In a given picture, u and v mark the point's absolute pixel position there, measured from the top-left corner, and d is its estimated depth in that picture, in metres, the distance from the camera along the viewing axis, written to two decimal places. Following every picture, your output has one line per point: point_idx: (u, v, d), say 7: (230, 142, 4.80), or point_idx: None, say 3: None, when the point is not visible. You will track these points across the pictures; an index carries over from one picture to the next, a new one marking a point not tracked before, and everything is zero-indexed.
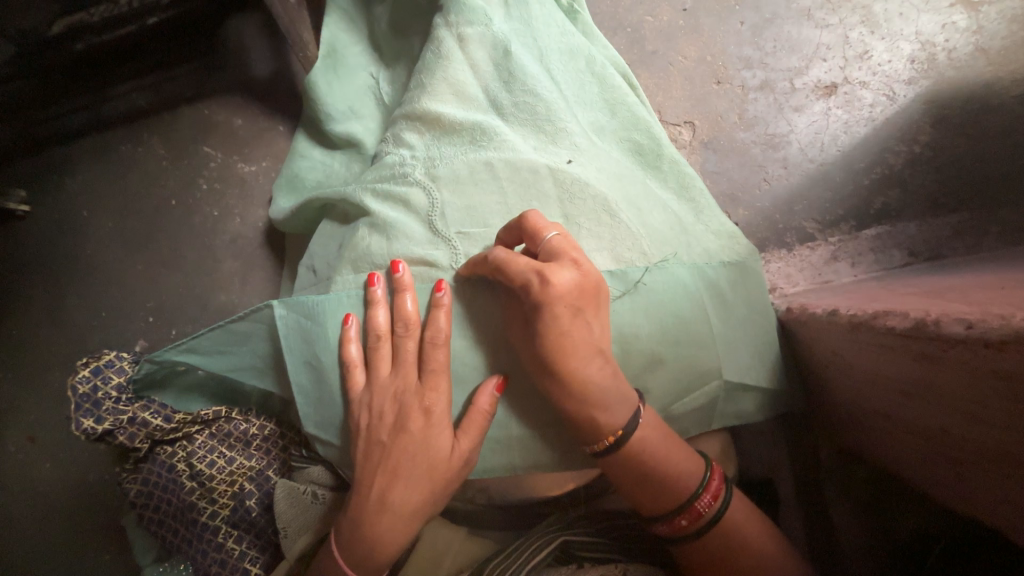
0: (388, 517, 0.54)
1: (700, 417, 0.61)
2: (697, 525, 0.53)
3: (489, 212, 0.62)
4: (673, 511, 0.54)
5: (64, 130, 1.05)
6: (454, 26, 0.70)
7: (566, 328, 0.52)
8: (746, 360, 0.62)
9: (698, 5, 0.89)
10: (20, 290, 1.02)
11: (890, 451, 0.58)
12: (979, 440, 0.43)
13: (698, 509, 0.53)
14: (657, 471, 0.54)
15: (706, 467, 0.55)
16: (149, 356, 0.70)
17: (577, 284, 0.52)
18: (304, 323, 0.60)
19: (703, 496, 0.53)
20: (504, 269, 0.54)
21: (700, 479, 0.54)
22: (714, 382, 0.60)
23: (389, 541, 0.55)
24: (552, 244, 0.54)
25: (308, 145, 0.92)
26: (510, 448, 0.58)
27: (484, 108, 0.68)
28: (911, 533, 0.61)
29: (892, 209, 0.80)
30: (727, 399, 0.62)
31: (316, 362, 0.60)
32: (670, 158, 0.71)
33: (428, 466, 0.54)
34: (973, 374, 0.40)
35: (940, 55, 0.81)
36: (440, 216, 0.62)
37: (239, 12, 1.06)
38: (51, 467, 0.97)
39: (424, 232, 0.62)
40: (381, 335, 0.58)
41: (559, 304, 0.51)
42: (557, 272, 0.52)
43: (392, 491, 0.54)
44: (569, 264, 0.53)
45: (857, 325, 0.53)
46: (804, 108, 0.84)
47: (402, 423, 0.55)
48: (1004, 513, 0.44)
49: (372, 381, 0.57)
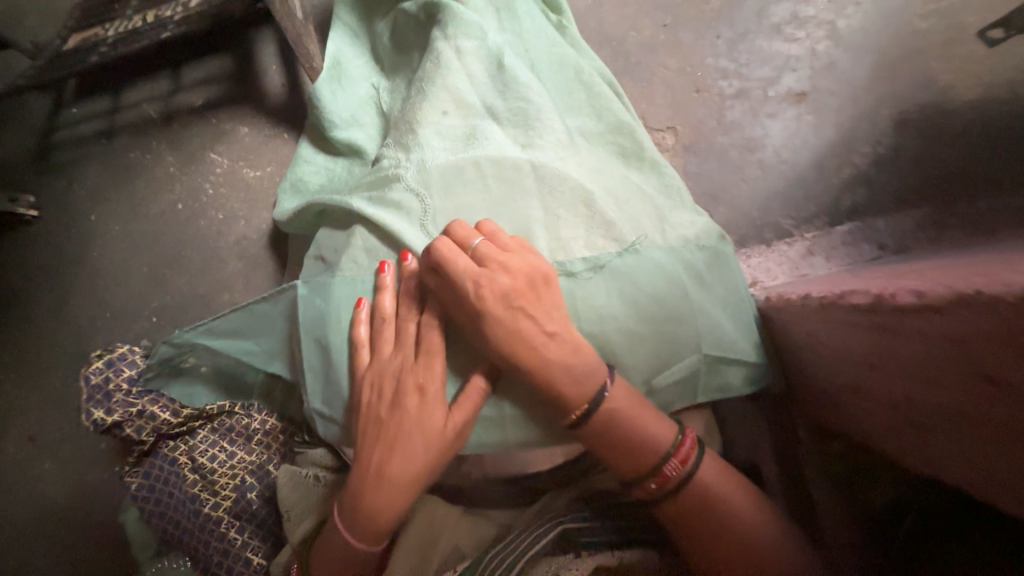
0: (386, 487, 0.57)
1: (683, 390, 0.65)
2: (665, 489, 0.57)
3: (478, 206, 0.67)
4: (645, 474, 0.57)
5: (75, 138, 1.10)
6: (452, 39, 0.75)
7: (510, 326, 0.57)
8: (724, 337, 0.65)
9: (678, 21, 0.95)
10: (26, 293, 1.05)
11: (861, 426, 0.61)
12: (934, 403, 0.46)
13: (666, 474, 0.57)
14: (629, 439, 0.58)
15: (677, 432, 0.59)
16: (167, 339, 0.76)
17: (508, 288, 0.58)
18: (319, 304, 0.64)
19: (672, 460, 0.57)
20: (442, 280, 0.59)
21: (670, 442, 0.58)
22: (692, 357, 0.63)
23: (386, 510, 0.57)
24: (477, 254, 0.59)
25: (312, 152, 0.97)
26: (502, 425, 0.61)
27: (478, 112, 0.73)
28: (884, 503, 0.65)
29: (860, 206, 0.86)
30: (707, 375, 0.65)
31: (325, 341, 0.63)
32: (651, 159, 0.77)
33: (424, 440, 0.57)
34: (925, 341, 0.44)
35: (899, 65, 0.88)
36: (435, 210, 0.67)
37: (246, 27, 1.11)
38: (51, 467, 0.98)
39: (421, 223, 0.66)
40: (390, 319, 0.62)
41: (496, 308, 0.57)
42: (490, 279, 0.58)
43: (391, 463, 0.57)
44: (499, 269, 0.58)
45: (829, 304, 0.57)
46: (777, 114, 0.90)
47: (400, 399, 0.58)
48: (964, 472, 0.48)
49: (375, 360, 0.61)
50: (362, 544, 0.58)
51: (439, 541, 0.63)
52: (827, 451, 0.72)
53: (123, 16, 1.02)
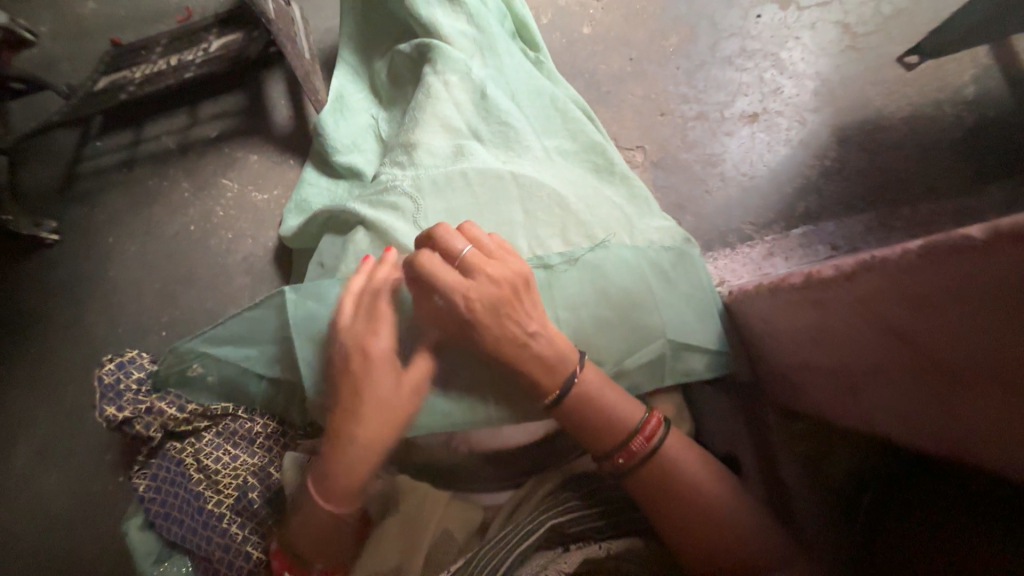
0: (356, 451, 0.62)
1: (652, 373, 0.71)
2: (634, 462, 0.63)
3: (462, 211, 0.75)
4: (614, 450, 0.64)
5: (98, 168, 1.19)
6: (441, 74, 0.85)
7: (496, 331, 0.64)
8: (686, 325, 0.72)
9: (642, 55, 1.08)
10: (43, 310, 1.11)
11: (810, 403, 0.66)
12: (858, 363, 0.53)
13: (632, 450, 0.63)
14: (597, 419, 0.64)
15: (643, 412, 0.65)
16: (171, 348, 0.83)
17: (495, 296, 0.64)
18: (311, 304, 0.69)
19: (638, 437, 0.63)
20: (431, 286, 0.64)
21: (637, 421, 0.64)
22: (658, 342, 0.70)
23: (354, 472, 0.63)
24: (465, 261, 0.65)
25: (316, 175, 1.06)
26: (484, 404, 0.66)
27: (465, 133, 0.83)
28: (847, 477, 0.65)
29: (813, 212, 0.95)
30: (673, 359, 0.71)
31: (317, 336, 0.67)
32: (621, 173, 0.87)
33: (393, 408, 0.63)
34: (845, 306, 0.51)
35: (837, 89, 1.00)
36: (424, 215, 0.75)
37: (258, 68, 1.24)
38: (57, 478, 1.01)
39: (412, 227, 0.74)
40: (359, 296, 0.67)
41: (485, 316, 0.64)
42: (479, 288, 0.64)
43: (361, 429, 0.63)
44: (485, 279, 0.64)
45: (775, 289, 0.64)
46: (733, 133, 1.01)
47: (374, 369, 0.63)
48: (894, 425, 0.53)
49: (352, 330, 0.65)
50: (326, 504, 0.62)
51: (426, 526, 0.66)
52: (790, 433, 0.73)
53: (149, 60, 1.15)
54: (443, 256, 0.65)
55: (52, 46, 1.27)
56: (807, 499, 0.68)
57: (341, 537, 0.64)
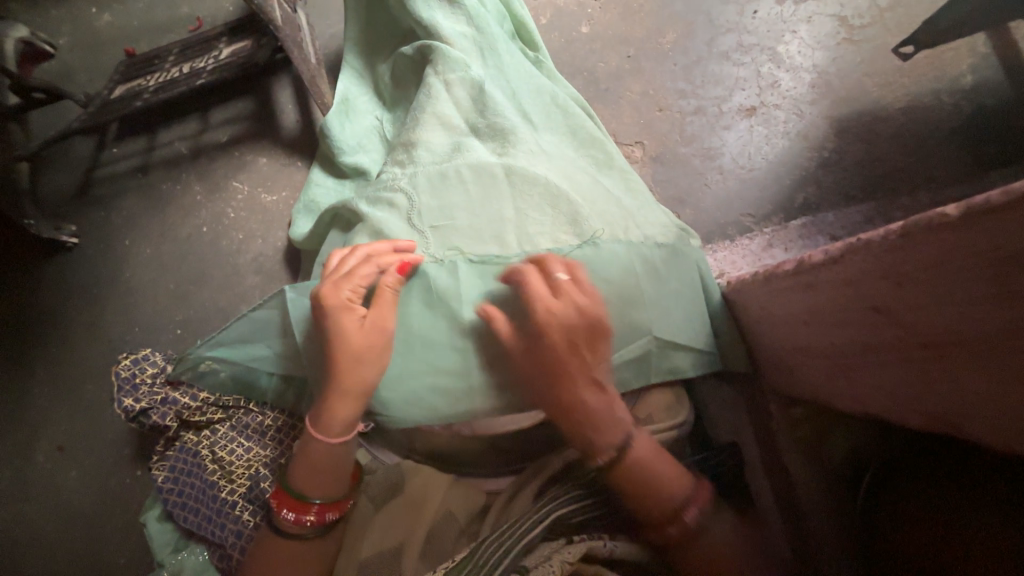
0: (345, 396, 0.68)
1: (639, 369, 0.73)
2: (687, 536, 0.60)
3: (456, 209, 0.76)
4: (664, 521, 0.61)
5: (114, 173, 1.24)
6: (441, 74, 0.87)
7: (567, 355, 0.65)
8: (673, 323, 0.74)
9: (640, 52, 1.09)
10: (63, 312, 1.15)
11: (807, 387, 0.67)
12: (849, 344, 0.54)
13: (686, 523, 0.61)
14: (647, 482, 0.62)
15: (694, 484, 0.63)
16: (180, 356, 0.86)
17: (575, 323, 0.66)
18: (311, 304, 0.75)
19: (691, 509, 0.61)
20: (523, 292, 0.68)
21: (687, 491, 0.62)
22: (644, 339, 0.72)
23: (345, 413, 0.68)
24: (557, 283, 0.68)
25: (323, 176, 1.09)
26: (473, 395, 0.69)
27: (463, 130, 0.85)
28: (843, 458, 0.70)
29: (812, 203, 0.96)
30: (659, 356, 0.74)
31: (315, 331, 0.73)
32: (619, 168, 0.89)
33: (374, 355, 0.68)
34: (834, 289, 0.52)
35: (834, 81, 1.01)
36: (418, 213, 0.77)
37: (267, 74, 1.28)
38: (77, 473, 1.05)
39: (406, 226, 0.76)
40: (335, 267, 0.72)
41: (555, 334, 0.65)
42: (563, 308, 0.66)
43: (350, 376, 0.67)
44: (573, 305, 0.67)
45: (769, 276, 0.65)
46: (731, 126, 1.02)
47: (356, 323, 0.68)
48: (883, 402, 0.55)
49: (332, 290, 0.69)
50: (328, 438, 0.68)
51: (429, 503, 0.68)
52: (788, 418, 0.75)
53: (162, 69, 1.19)
54: (541, 271, 0.69)
55: (69, 57, 1.32)
56: (809, 484, 0.71)
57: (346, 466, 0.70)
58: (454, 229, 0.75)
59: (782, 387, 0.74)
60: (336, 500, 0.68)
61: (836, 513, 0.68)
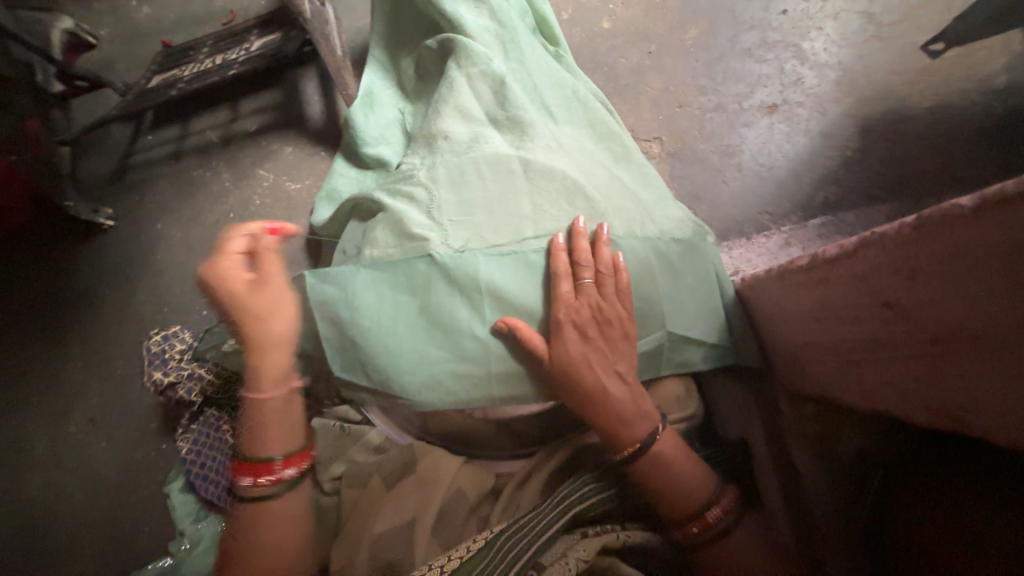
0: (271, 364, 0.72)
1: (651, 362, 0.73)
2: (706, 534, 0.62)
3: (474, 202, 0.76)
4: (685, 519, 0.62)
5: (149, 159, 1.29)
6: (463, 67, 0.89)
7: (617, 350, 0.67)
8: (685, 317, 0.74)
9: (661, 48, 1.09)
10: (96, 290, 1.20)
11: (817, 385, 0.66)
12: (861, 339, 0.53)
13: (708, 520, 0.62)
14: (671, 480, 0.63)
15: (717, 487, 0.64)
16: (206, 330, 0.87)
17: (627, 320, 0.68)
18: (329, 288, 0.70)
19: (713, 509, 0.62)
20: (587, 285, 0.68)
21: (711, 494, 0.63)
22: (657, 333, 0.73)
23: (276, 378, 0.72)
24: (619, 279, 0.69)
25: (345, 166, 1.12)
26: (490, 383, 0.68)
27: (483, 122, 0.86)
28: (855, 456, 0.67)
29: (832, 203, 0.94)
30: (671, 350, 0.74)
31: (335, 316, 0.70)
32: (636, 163, 0.89)
33: (286, 327, 0.72)
34: (847, 283, 0.52)
35: (860, 79, 0.99)
36: (437, 207, 0.76)
37: (295, 67, 1.32)
38: (106, 444, 1.10)
39: (424, 218, 0.75)
40: (221, 248, 0.74)
41: (614, 330, 0.67)
42: (622, 305, 0.69)
43: (270, 348, 0.71)
44: (625, 302, 0.69)
45: (783, 272, 0.65)
46: (752, 124, 1.01)
47: (256, 299, 0.71)
48: (891, 400, 0.54)
49: (220, 271, 0.72)
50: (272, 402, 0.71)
51: (440, 484, 0.70)
52: (800, 414, 0.72)
53: (196, 60, 1.24)
54: (602, 264, 0.69)
55: (110, 48, 1.39)
56: (819, 483, 0.68)
57: (296, 425, 0.74)
58: (474, 222, 0.74)
59: (794, 383, 0.72)
60: (298, 455, 0.71)
61: (845, 513, 0.66)
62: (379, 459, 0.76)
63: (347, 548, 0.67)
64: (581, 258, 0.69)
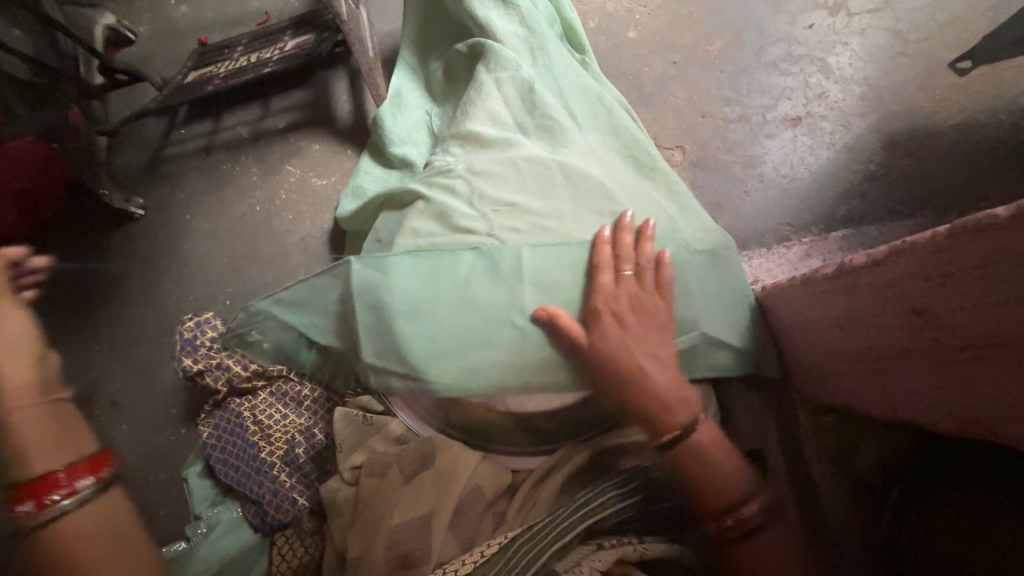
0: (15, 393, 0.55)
1: (687, 361, 0.73)
2: (741, 530, 0.59)
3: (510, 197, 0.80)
4: (718, 511, 0.61)
5: (181, 152, 1.33)
6: (494, 71, 0.91)
7: (654, 339, 0.68)
8: (716, 320, 0.75)
9: (686, 59, 1.11)
10: (124, 277, 1.23)
11: (840, 393, 0.67)
12: (888, 347, 0.54)
13: (742, 515, 0.60)
14: (707, 470, 0.63)
15: (753, 484, 0.64)
16: (241, 309, 0.79)
17: (665, 313, 0.70)
18: (375, 274, 0.71)
19: (749, 504, 0.61)
20: (626, 277, 0.71)
21: (746, 489, 0.62)
22: (692, 333, 0.73)
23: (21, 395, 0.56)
24: (660, 274, 0.72)
25: (371, 165, 1.15)
26: (525, 371, 0.69)
27: (512, 126, 0.88)
28: (872, 470, 0.69)
29: (855, 216, 0.95)
30: (704, 350, 0.74)
31: (378, 303, 0.70)
32: (662, 172, 0.90)
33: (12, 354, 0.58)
34: (876, 291, 0.52)
35: (885, 94, 1.00)
36: (479, 199, 0.81)
37: (325, 67, 1.35)
38: (128, 427, 1.13)
39: (467, 208, 0.80)
40: None
41: (652, 320, 0.69)
42: (661, 298, 0.71)
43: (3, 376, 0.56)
44: (665, 296, 0.71)
45: (806, 281, 0.65)
46: (775, 135, 1.02)
47: None
48: (919, 408, 0.54)
49: None
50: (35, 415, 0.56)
51: (457, 481, 0.70)
52: (818, 427, 0.76)
53: (231, 58, 1.29)
54: (643, 259, 0.72)
55: (148, 44, 1.44)
56: (833, 495, 0.71)
57: (76, 437, 0.57)
58: (514, 213, 0.78)
59: (816, 396, 0.74)
60: (88, 462, 0.56)
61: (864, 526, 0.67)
62: (399, 449, 0.77)
63: (367, 538, 0.69)
64: (621, 252, 0.72)
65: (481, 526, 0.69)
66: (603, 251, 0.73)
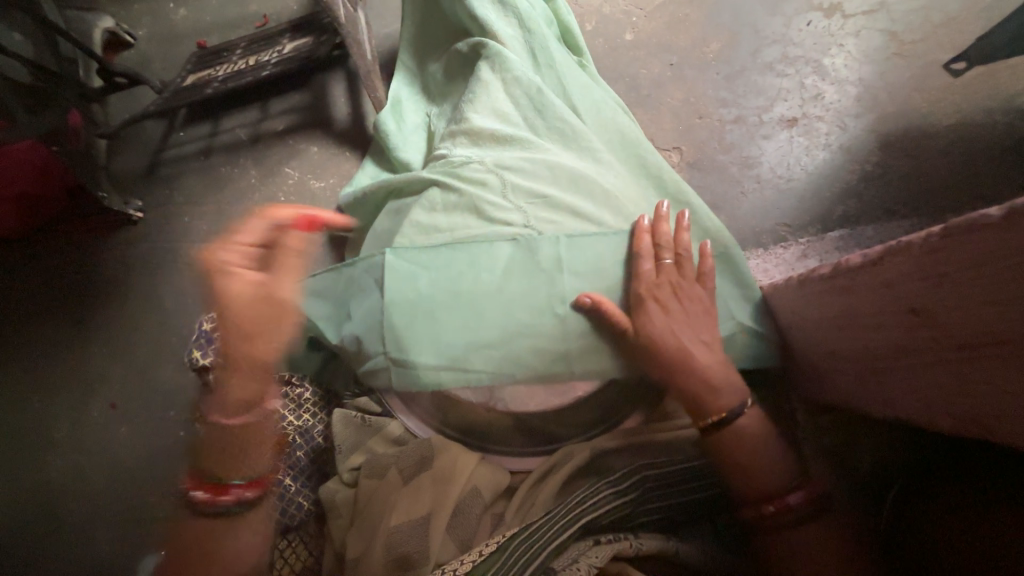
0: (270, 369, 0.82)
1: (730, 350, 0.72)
2: (785, 516, 0.61)
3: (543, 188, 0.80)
4: (760, 497, 0.63)
5: (180, 155, 1.34)
6: (495, 72, 0.92)
7: (696, 326, 0.69)
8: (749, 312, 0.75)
9: (683, 61, 1.12)
10: (122, 280, 1.23)
11: (839, 391, 0.67)
12: (884, 348, 0.54)
13: (786, 502, 0.62)
14: (753, 457, 0.64)
15: (797, 474, 0.64)
16: None
17: (707, 300, 0.71)
18: (395, 271, 0.74)
19: (793, 492, 0.62)
20: (665, 265, 0.72)
21: (789, 478, 0.63)
22: (728, 321, 0.73)
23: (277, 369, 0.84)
24: (702, 264, 0.73)
25: (370, 167, 1.15)
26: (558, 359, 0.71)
27: (519, 125, 0.89)
28: (871, 464, 0.69)
29: (851, 216, 0.95)
30: (745, 341, 0.73)
31: (393, 299, 0.72)
32: (671, 180, 0.88)
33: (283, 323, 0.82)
34: (871, 292, 0.53)
35: (881, 95, 1.00)
36: (511, 189, 0.81)
37: (324, 70, 1.36)
38: (126, 430, 1.13)
39: (500, 197, 0.80)
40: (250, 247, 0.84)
41: (693, 307, 0.70)
42: (701, 287, 0.72)
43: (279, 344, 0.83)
44: (705, 285, 0.72)
45: (804, 281, 0.66)
46: (771, 136, 1.03)
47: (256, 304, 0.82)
48: (916, 407, 0.55)
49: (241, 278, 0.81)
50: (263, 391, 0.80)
51: (455, 483, 0.71)
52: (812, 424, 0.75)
53: (230, 61, 1.29)
54: (683, 249, 0.73)
55: (146, 47, 1.44)
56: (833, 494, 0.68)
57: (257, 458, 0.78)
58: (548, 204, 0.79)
59: (817, 394, 0.73)
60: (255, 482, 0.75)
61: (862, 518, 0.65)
62: (398, 451, 0.77)
63: (364, 538, 0.70)
64: (659, 241, 0.73)
65: (480, 526, 0.70)
66: (644, 240, 0.74)
